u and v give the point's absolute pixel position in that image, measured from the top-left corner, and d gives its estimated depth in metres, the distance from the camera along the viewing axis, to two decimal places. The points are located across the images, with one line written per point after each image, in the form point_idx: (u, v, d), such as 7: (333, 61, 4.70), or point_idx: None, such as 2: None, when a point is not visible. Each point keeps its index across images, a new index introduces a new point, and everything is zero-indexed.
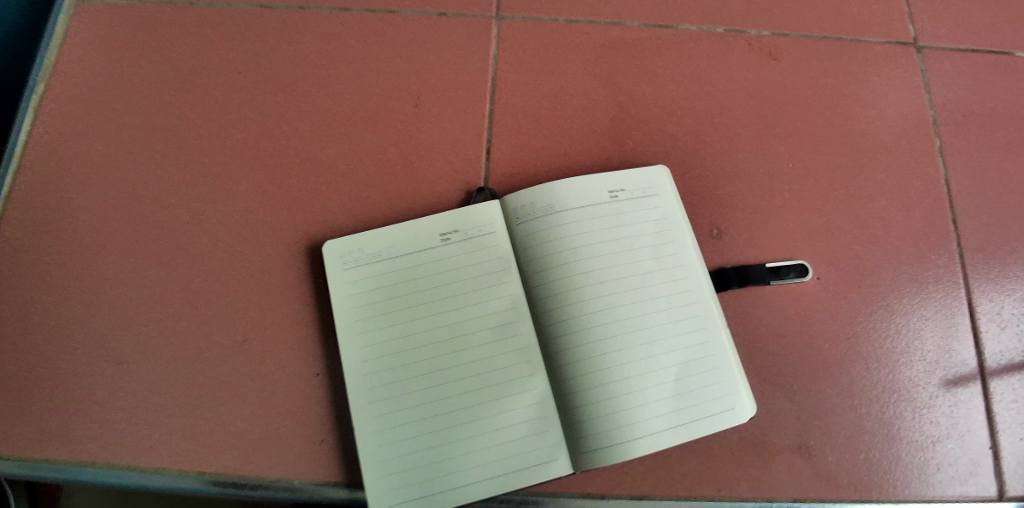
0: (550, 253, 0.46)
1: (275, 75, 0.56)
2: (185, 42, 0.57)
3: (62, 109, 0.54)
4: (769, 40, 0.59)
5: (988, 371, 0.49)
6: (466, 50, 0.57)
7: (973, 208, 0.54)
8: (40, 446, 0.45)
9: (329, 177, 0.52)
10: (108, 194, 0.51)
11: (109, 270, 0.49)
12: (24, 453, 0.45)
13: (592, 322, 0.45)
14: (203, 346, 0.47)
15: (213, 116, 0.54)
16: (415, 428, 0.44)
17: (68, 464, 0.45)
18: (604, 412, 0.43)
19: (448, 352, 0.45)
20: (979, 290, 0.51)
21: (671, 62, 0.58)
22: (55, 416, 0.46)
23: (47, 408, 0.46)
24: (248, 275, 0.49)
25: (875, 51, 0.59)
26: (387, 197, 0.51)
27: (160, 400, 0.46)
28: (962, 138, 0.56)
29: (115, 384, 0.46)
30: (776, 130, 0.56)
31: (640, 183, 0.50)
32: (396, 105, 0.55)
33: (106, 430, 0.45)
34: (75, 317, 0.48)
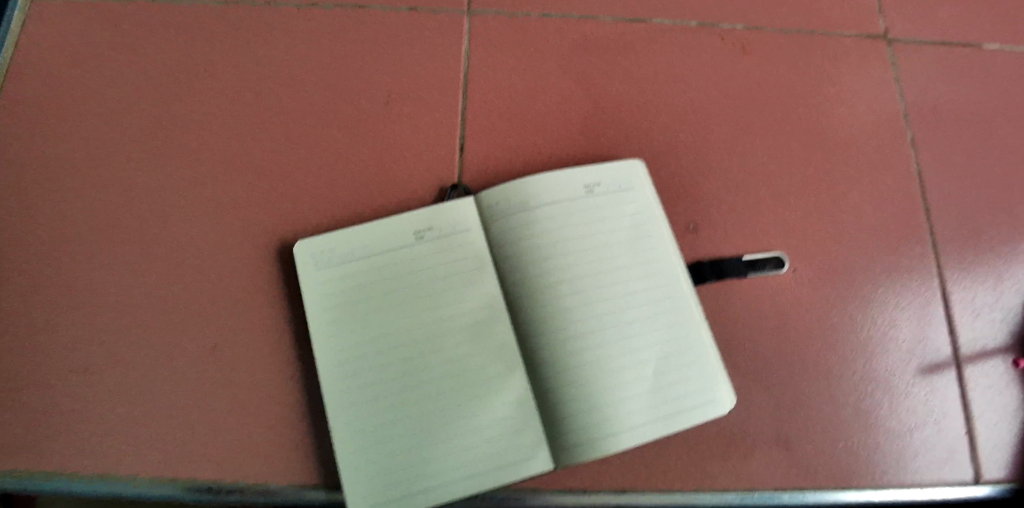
0: (526, 250, 0.46)
1: (245, 74, 0.55)
2: (151, 43, 0.56)
3: (24, 114, 0.53)
4: (742, 33, 0.59)
5: (963, 358, 0.50)
6: (438, 46, 0.57)
7: (945, 198, 0.54)
8: (11, 458, 0.44)
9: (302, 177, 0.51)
10: (75, 199, 0.51)
11: (78, 277, 0.48)
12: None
13: (570, 318, 0.45)
14: (176, 351, 0.47)
15: (182, 118, 0.53)
16: (394, 429, 0.44)
17: (39, 474, 0.44)
18: (584, 408, 0.43)
19: (425, 352, 0.45)
20: (952, 278, 0.52)
21: (644, 56, 0.58)
22: (25, 425, 0.45)
23: (18, 419, 0.45)
24: (221, 279, 0.48)
25: (847, 42, 0.59)
26: (361, 197, 0.51)
27: (132, 408, 0.46)
28: (934, 129, 0.57)
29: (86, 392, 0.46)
30: (750, 123, 0.56)
31: (615, 177, 0.50)
32: (368, 104, 0.54)
33: (78, 439, 0.45)
34: (44, 325, 0.47)
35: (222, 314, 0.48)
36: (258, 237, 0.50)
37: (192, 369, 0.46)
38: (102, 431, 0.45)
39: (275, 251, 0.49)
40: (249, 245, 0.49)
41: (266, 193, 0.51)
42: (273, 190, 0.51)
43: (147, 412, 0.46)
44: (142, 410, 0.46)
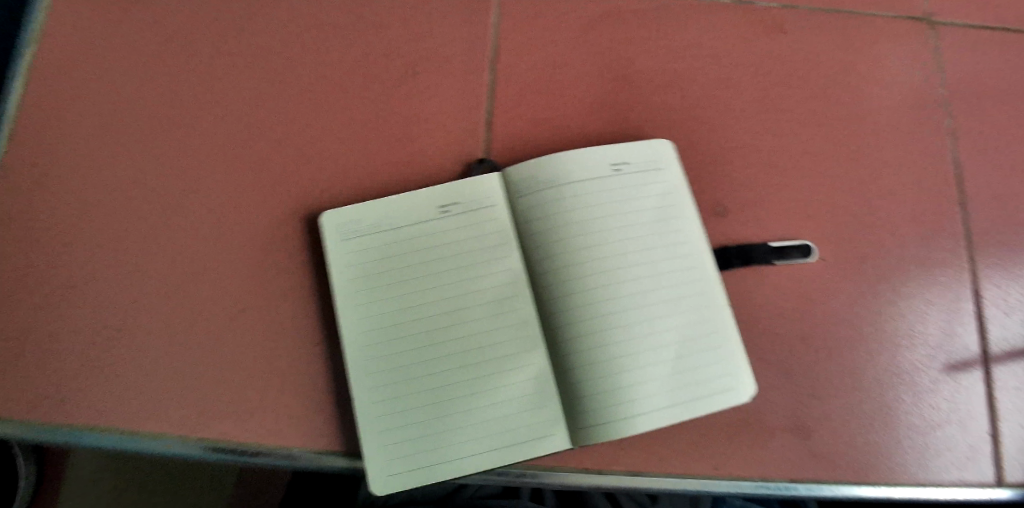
0: (551, 228, 0.46)
1: (273, 41, 0.54)
2: (179, 7, 0.55)
3: (53, 73, 0.53)
4: (779, 13, 0.57)
5: (991, 357, 0.49)
6: (467, 18, 0.56)
7: (983, 192, 0.53)
8: (38, 413, 0.45)
9: (328, 147, 0.51)
10: (104, 161, 0.51)
11: (106, 239, 0.49)
12: (24, 417, 0.45)
13: (593, 298, 0.44)
14: (202, 315, 0.47)
15: (209, 83, 0.53)
16: (414, 400, 0.44)
17: (68, 429, 0.45)
18: (605, 389, 0.43)
19: (446, 326, 0.45)
20: (985, 275, 0.51)
21: (676, 34, 0.56)
22: (53, 381, 0.46)
23: (45, 375, 0.46)
24: (246, 246, 0.49)
25: (889, 26, 0.57)
26: (386, 169, 0.51)
27: (160, 369, 0.46)
28: (975, 119, 0.55)
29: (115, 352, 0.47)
30: (783, 107, 0.54)
31: (644, 157, 0.49)
32: (395, 75, 0.54)
33: (106, 397, 0.46)
34: (72, 284, 0.48)
35: (247, 281, 0.48)
36: (283, 206, 0.50)
37: (216, 333, 0.47)
38: (129, 390, 0.46)
39: (300, 220, 0.49)
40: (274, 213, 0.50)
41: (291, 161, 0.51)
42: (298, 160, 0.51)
43: (175, 373, 0.46)
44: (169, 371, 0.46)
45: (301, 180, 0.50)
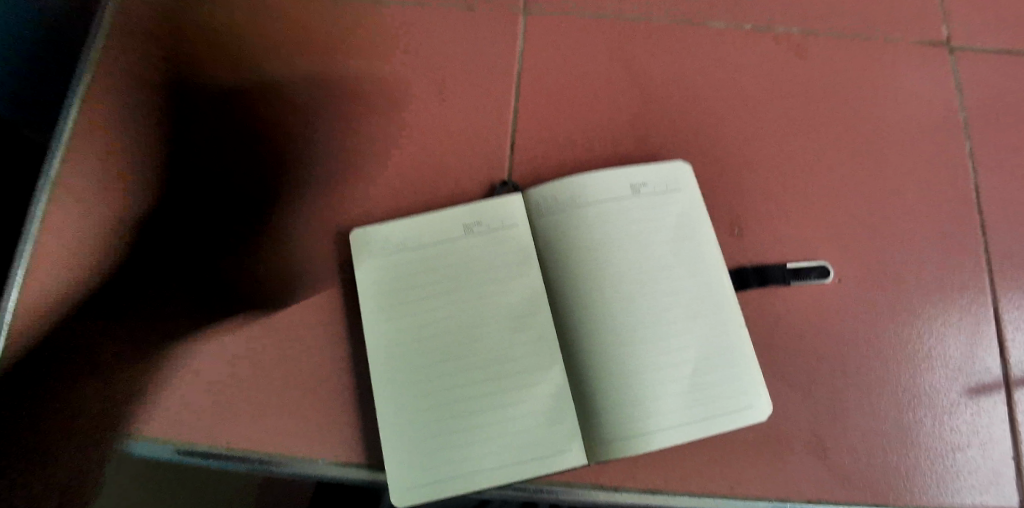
0: (570, 246, 0.47)
1: (306, 66, 0.57)
2: (218, 30, 0.58)
3: None
4: (798, 37, 0.58)
5: (1012, 380, 0.48)
6: (492, 43, 0.58)
7: (1003, 214, 0.53)
8: (69, 418, 0.46)
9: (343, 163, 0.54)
10: (142, 176, 0.53)
11: (141, 250, 0.51)
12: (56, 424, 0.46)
13: (610, 315, 0.46)
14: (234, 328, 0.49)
15: (246, 105, 0.56)
16: (435, 414, 0.45)
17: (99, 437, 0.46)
18: (621, 405, 0.44)
19: (467, 341, 0.47)
20: (1006, 298, 0.50)
21: (695, 58, 0.57)
22: (83, 390, 0.47)
23: (76, 381, 0.47)
24: (276, 262, 0.51)
25: (907, 49, 0.58)
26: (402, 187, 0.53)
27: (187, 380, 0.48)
28: (995, 143, 0.55)
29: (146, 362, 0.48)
30: (801, 129, 0.55)
31: (663, 179, 0.50)
32: (422, 98, 0.56)
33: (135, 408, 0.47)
34: (107, 294, 0.49)
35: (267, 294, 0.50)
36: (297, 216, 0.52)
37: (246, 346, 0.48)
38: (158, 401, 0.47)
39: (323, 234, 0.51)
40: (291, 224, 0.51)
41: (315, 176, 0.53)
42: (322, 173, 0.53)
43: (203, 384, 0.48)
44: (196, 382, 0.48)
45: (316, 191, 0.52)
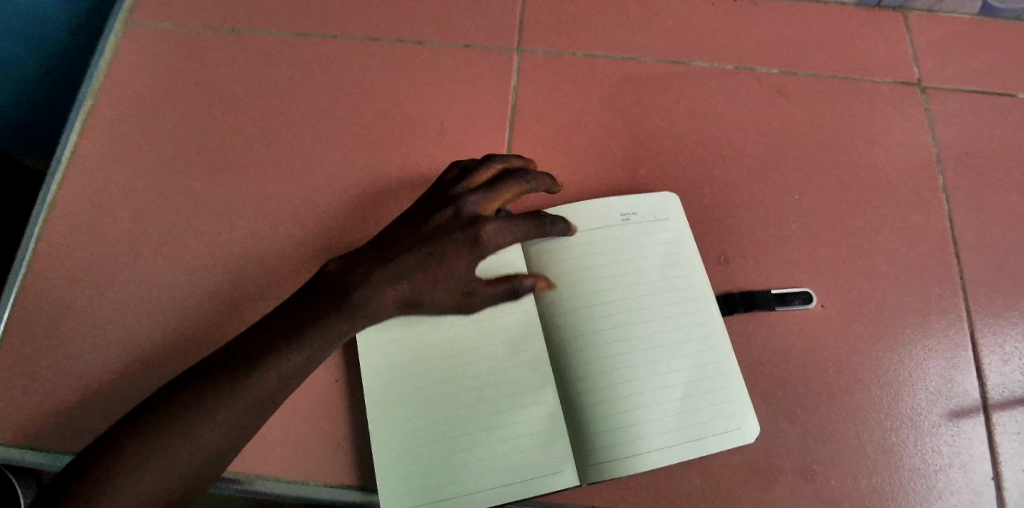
0: (561, 271, 0.50)
1: (312, 101, 0.60)
2: (230, 68, 0.62)
3: (112, 125, 0.59)
4: (778, 77, 0.61)
5: (991, 403, 0.50)
6: (489, 81, 0.61)
7: (976, 244, 0.55)
8: (67, 438, 0.47)
9: (508, 178, 0.49)
10: (151, 203, 0.56)
11: (146, 274, 0.53)
12: (45, 444, 0.47)
13: (600, 338, 0.47)
14: (254, 355, 0.41)
15: (254, 137, 0.59)
16: (430, 434, 0.46)
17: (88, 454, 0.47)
18: (610, 427, 0.45)
19: (463, 364, 0.48)
20: (982, 323, 0.52)
21: (681, 95, 0.61)
22: (81, 409, 0.48)
23: (75, 402, 0.48)
24: (277, 285, 0.52)
25: (881, 89, 0.61)
26: (495, 205, 0.48)
27: (215, 418, 0.39)
28: (967, 175, 0.58)
29: (154, 404, 0.39)
30: (782, 163, 0.58)
31: (652, 208, 0.53)
32: (422, 132, 0.59)
33: (146, 471, 0.37)
34: (111, 318, 0.51)
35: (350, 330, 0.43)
36: (467, 252, 0.45)
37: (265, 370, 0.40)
38: (173, 459, 0.37)
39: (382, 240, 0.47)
40: (453, 260, 0.45)
41: (505, 195, 0.48)
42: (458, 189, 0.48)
43: (233, 425, 0.39)
44: (223, 425, 0.39)
45: (489, 221, 0.46)
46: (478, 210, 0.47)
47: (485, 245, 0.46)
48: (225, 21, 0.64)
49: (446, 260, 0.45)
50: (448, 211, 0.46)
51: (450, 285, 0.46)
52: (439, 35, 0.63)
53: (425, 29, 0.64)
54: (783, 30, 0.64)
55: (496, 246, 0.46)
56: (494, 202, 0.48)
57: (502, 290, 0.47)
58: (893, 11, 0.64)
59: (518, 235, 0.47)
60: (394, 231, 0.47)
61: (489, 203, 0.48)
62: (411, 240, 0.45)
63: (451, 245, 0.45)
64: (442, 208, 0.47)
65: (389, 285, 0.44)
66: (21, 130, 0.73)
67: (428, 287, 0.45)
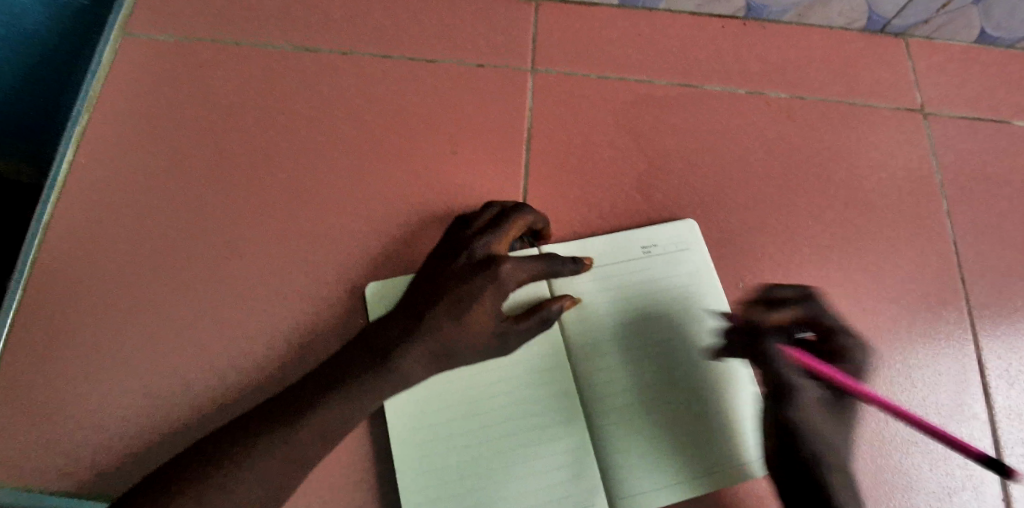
0: (587, 303, 0.51)
1: (321, 119, 0.58)
2: (233, 83, 0.59)
3: (105, 142, 0.57)
4: (789, 101, 0.62)
5: (998, 425, 0.51)
6: (503, 100, 0.60)
7: (980, 269, 0.57)
8: (69, 479, 0.46)
9: (509, 215, 0.47)
10: (152, 227, 0.54)
11: (150, 302, 0.51)
12: (45, 484, 0.46)
13: (630, 369, 0.49)
14: (289, 409, 0.41)
15: (259, 156, 0.57)
16: (458, 470, 0.45)
17: (93, 497, 0.45)
18: (643, 458, 0.47)
19: (487, 396, 0.47)
20: (987, 346, 0.54)
21: (694, 117, 0.61)
22: (84, 445, 0.47)
23: (76, 439, 0.47)
24: (292, 316, 0.51)
25: (886, 114, 0.62)
26: (506, 244, 0.46)
27: (244, 471, 0.38)
28: (971, 199, 0.59)
29: (188, 457, 0.40)
30: (793, 188, 0.59)
31: (672, 238, 0.55)
32: (436, 153, 0.58)
33: None
34: (114, 350, 0.50)
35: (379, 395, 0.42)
36: (492, 293, 0.43)
37: (300, 422, 0.40)
38: None
39: (409, 293, 0.45)
40: (480, 304, 0.42)
41: (511, 231, 0.47)
42: (465, 234, 0.46)
43: (265, 479, 0.39)
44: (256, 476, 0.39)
45: (505, 259, 0.43)
46: (490, 252, 0.45)
47: (507, 283, 0.43)
48: (224, 32, 0.61)
49: (473, 307, 0.42)
50: (462, 258, 0.44)
51: (480, 331, 0.43)
52: (450, 51, 0.62)
53: (435, 44, 0.62)
54: (793, 52, 0.64)
55: (515, 284, 0.44)
56: (504, 242, 0.46)
57: (534, 323, 0.45)
58: (893, 37, 0.65)
59: (535, 273, 0.44)
60: (413, 288, 0.45)
61: (499, 245, 0.46)
62: (433, 292, 0.43)
63: (476, 290, 0.42)
64: (455, 255, 0.44)
65: (419, 342, 0.42)
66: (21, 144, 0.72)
67: (461, 336, 0.42)
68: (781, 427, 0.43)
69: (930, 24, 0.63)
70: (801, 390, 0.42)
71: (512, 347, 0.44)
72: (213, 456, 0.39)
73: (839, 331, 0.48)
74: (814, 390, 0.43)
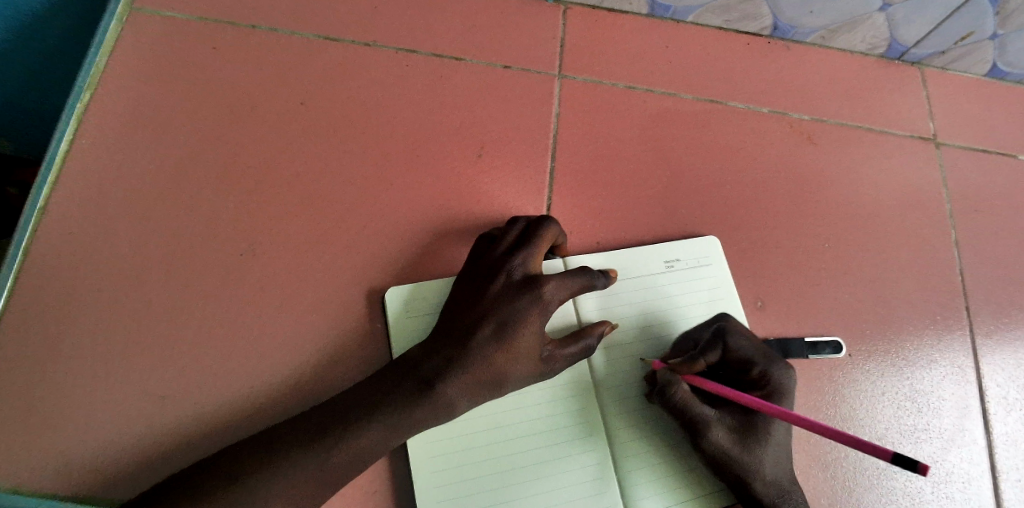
0: (614, 336, 0.51)
1: (341, 114, 0.57)
2: (249, 70, 0.57)
3: (110, 125, 0.54)
4: (808, 123, 0.63)
5: (996, 451, 0.53)
6: (528, 105, 0.59)
7: (983, 299, 0.58)
8: (67, 479, 0.44)
9: (538, 230, 0.46)
10: (160, 217, 0.52)
11: (158, 297, 0.49)
12: (43, 484, 0.44)
13: (655, 413, 0.49)
14: (314, 428, 0.41)
15: (274, 150, 0.55)
16: (479, 483, 0.46)
17: (93, 498, 0.44)
18: (668, 501, 0.47)
19: (509, 408, 0.47)
20: (988, 375, 0.56)
21: (716, 134, 0.61)
22: (85, 445, 0.45)
23: (78, 437, 0.45)
24: (308, 317, 0.50)
25: (900, 142, 0.63)
26: (540, 261, 0.46)
27: (269, 488, 0.38)
28: (978, 231, 0.61)
29: (211, 466, 0.40)
30: (809, 210, 0.60)
31: (694, 254, 0.55)
32: (459, 156, 0.57)
33: None
34: (119, 345, 0.48)
35: (417, 421, 0.41)
36: (537, 314, 0.42)
37: (329, 447, 0.40)
38: None
39: (447, 317, 0.44)
40: (526, 327, 0.42)
41: (544, 247, 0.46)
42: (498, 252, 0.45)
43: (287, 495, 0.39)
44: (282, 493, 0.38)
45: (546, 278, 0.43)
46: (529, 271, 0.44)
47: (551, 303, 0.43)
48: (240, 15, 0.59)
49: (519, 330, 0.42)
50: (500, 279, 0.43)
51: (527, 357, 0.43)
52: (475, 51, 0.61)
53: (460, 42, 0.61)
54: (814, 75, 0.65)
55: (558, 303, 0.44)
56: (540, 259, 0.45)
57: (580, 349, 0.45)
58: (910, 66, 0.66)
59: (575, 290, 0.44)
60: (450, 313, 0.44)
61: (535, 261, 0.45)
62: (475, 317, 0.43)
63: (521, 312, 0.42)
64: (492, 276, 0.44)
65: (465, 371, 0.41)
66: (19, 119, 0.69)
67: (509, 364, 0.42)
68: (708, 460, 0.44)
69: (946, 55, 0.64)
70: (709, 423, 0.43)
71: (559, 371, 0.45)
72: (237, 470, 0.39)
73: (755, 356, 0.46)
74: (721, 419, 0.44)
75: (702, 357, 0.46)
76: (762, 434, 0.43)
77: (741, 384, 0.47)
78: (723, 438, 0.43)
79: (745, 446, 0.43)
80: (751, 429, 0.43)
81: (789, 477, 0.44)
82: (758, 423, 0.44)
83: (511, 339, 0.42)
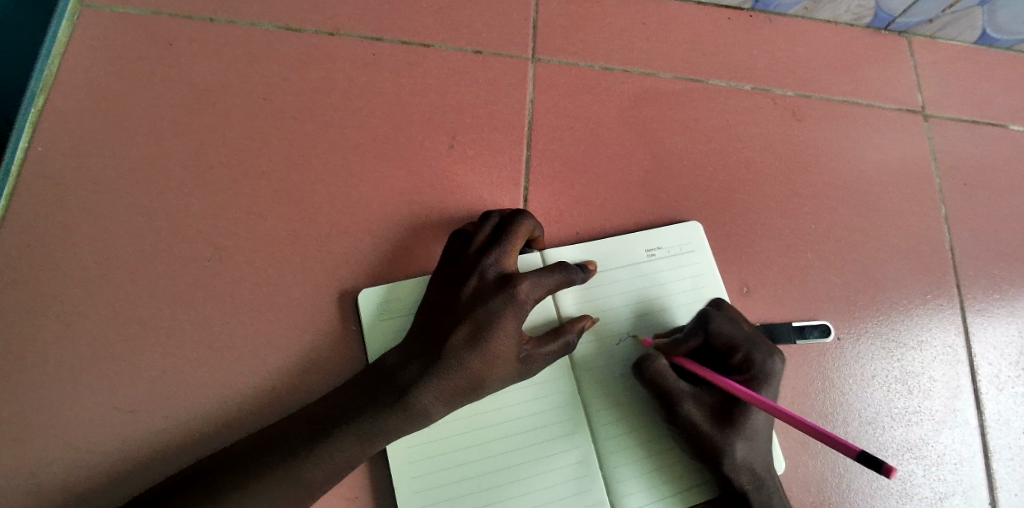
0: (596, 328, 0.49)
1: (307, 107, 0.54)
2: (209, 63, 0.54)
3: (65, 127, 0.51)
4: (794, 99, 0.61)
5: (987, 430, 0.52)
6: (502, 91, 0.57)
7: (974, 275, 0.57)
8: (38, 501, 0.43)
9: (512, 225, 0.44)
10: (121, 224, 0.49)
11: (123, 308, 0.47)
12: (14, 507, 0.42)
13: (641, 407, 0.48)
14: (288, 446, 0.39)
15: (240, 149, 0.52)
16: (461, 488, 0.44)
17: None
18: (652, 497, 0.46)
19: (489, 409, 0.46)
20: (980, 352, 0.55)
21: (699, 114, 0.59)
22: (54, 466, 0.43)
23: (45, 458, 0.44)
24: (281, 322, 0.48)
25: (889, 116, 0.61)
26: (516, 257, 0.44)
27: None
28: (969, 206, 0.59)
29: (181, 485, 0.38)
30: (796, 191, 0.58)
31: (677, 241, 0.53)
32: (431, 148, 0.54)
33: None
34: (85, 358, 0.46)
35: (392, 434, 0.40)
36: (513, 315, 0.41)
37: (302, 461, 0.38)
38: None
39: (421, 321, 0.43)
40: (501, 330, 0.41)
41: (518, 243, 0.44)
42: (471, 252, 0.43)
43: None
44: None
45: (522, 277, 0.42)
46: (504, 270, 0.42)
47: (527, 303, 0.42)
48: (197, 6, 0.56)
49: (495, 334, 0.41)
50: (473, 280, 0.42)
51: (504, 360, 0.41)
52: (446, 35, 0.58)
53: (430, 27, 0.58)
54: (801, 48, 0.62)
55: (534, 301, 0.42)
56: (515, 256, 0.44)
57: (559, 347, 0.44)
58: (898, 36, 0.64)
59: (552, 287, 0.43)
60: (425, 317, 0.43)
61: (510, 260, 0.43)
62: (449, 322, 0.41)
63: (496, 315, 0.41)
64: (466, 277, 0.42)
65: (440, 378, 0.40)
66: None
67: (486, 368, 0.41)
68: (688, 442, 0.43)
69: (934, 23, 0.62)
70: (686, 400, 0.43)
71: (537, 370, 0.43)
72: (207, 490, 0.38)
73: (742, 342, 0.44)
74: (699, 398, 0.43)
75: (683, 341, 0.45)
76: (738, 419, 0.42)
77: (724, 369, 0.45)
78: (701, 418, 0.43)
79: (723, 429, 0.42)
80: (726, 412, 0.42)
81: (766, 466, 0.43)
82: (736, 407, 0.42)
83: (486, 342, 0.40)
